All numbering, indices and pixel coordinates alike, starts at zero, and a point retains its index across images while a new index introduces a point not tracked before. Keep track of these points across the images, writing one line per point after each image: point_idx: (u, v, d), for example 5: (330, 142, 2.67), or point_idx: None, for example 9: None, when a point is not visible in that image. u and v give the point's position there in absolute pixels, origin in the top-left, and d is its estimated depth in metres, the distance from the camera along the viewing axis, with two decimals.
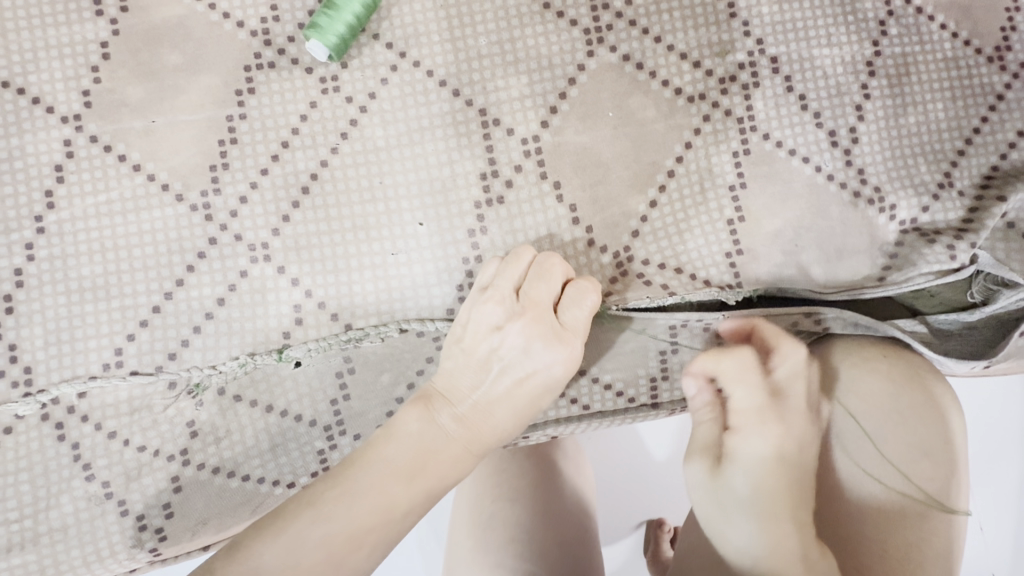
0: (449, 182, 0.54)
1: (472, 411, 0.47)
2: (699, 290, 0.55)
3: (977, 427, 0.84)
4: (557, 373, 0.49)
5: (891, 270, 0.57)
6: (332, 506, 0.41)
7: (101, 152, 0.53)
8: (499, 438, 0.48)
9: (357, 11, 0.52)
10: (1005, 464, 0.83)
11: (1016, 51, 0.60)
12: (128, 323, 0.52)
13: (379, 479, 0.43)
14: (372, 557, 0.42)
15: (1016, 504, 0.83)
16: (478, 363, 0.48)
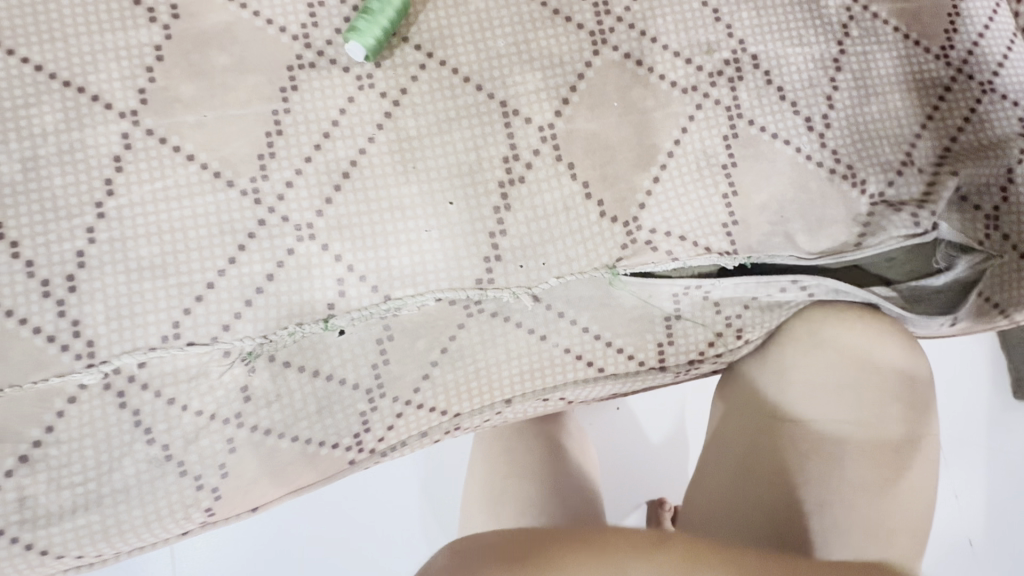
0: (475, 165, 0.60)
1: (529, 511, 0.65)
2: (700, 256, 0.62)
3: (948, 404, 0.95)
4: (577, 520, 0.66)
5: (866, 236, 0.65)
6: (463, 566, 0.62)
7: (158, 143, 0.58)
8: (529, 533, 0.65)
9: (391, 17, 0.59)
10: (974, 435, 0.95)
11: (959, 49, 0.70)
12: (184, 298, 0.56)
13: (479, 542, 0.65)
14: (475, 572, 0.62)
15: (983, 473, 0.94)
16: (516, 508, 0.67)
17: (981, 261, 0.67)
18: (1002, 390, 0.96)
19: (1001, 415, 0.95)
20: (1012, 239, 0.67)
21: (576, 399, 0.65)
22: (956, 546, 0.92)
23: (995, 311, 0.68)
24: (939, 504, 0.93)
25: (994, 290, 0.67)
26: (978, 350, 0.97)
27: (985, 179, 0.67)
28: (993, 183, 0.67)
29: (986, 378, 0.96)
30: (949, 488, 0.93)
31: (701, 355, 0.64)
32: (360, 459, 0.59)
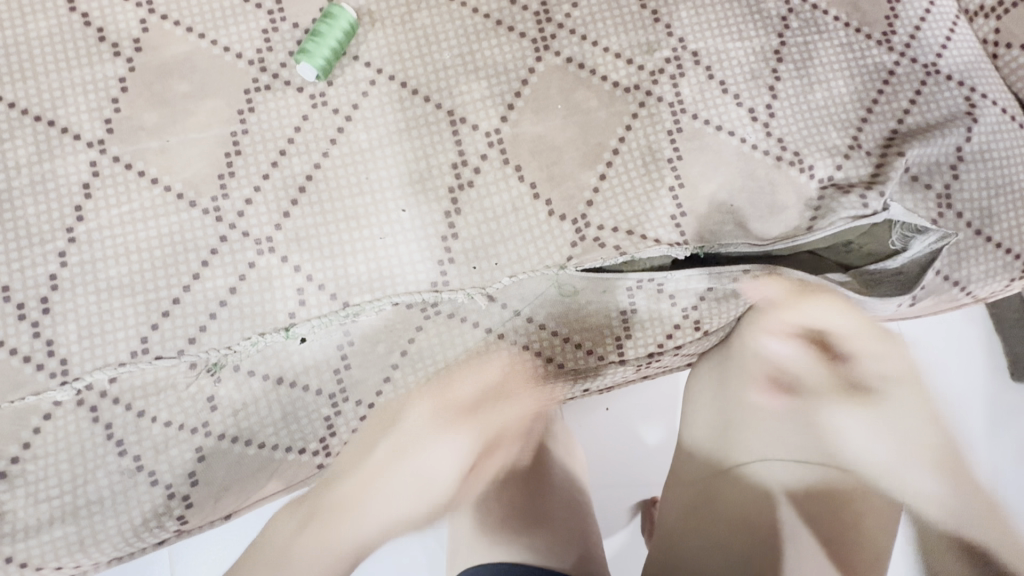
0: (425, 173, 0.62)
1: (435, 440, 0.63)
2: (650, 247, 0.63)
3: (945, 390, 0.94)
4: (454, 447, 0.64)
5: (818, 219, 0.66)
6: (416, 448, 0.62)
7: (124, 170, 0.61)
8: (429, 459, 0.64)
9: (339, 37, 0.62)
10: (972, 418, 0.93)
11: (900, 34, 0.71)
12: (152, 314, 0.59)
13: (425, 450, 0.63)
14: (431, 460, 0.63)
15: (988, 461, 0.92)
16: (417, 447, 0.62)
17: (937, 240, 0.67)
18: (999, 373, 0.94)
19: (1000, 397, 0.94)
20: (966, 216, 0.68)
21: (542, 396, 0.66)
22: None
23: (956, 288, 0.68)
24: None
25: (952, 268, 0.68)
26: (971, 332, 0.95)
27: (935, 159, 0.68)
28: (942, 162, 0.68)
29: (981, 360, 0.94)
30: None
31: (661, 346, 0.65)
32: (327, 463, 0.61)
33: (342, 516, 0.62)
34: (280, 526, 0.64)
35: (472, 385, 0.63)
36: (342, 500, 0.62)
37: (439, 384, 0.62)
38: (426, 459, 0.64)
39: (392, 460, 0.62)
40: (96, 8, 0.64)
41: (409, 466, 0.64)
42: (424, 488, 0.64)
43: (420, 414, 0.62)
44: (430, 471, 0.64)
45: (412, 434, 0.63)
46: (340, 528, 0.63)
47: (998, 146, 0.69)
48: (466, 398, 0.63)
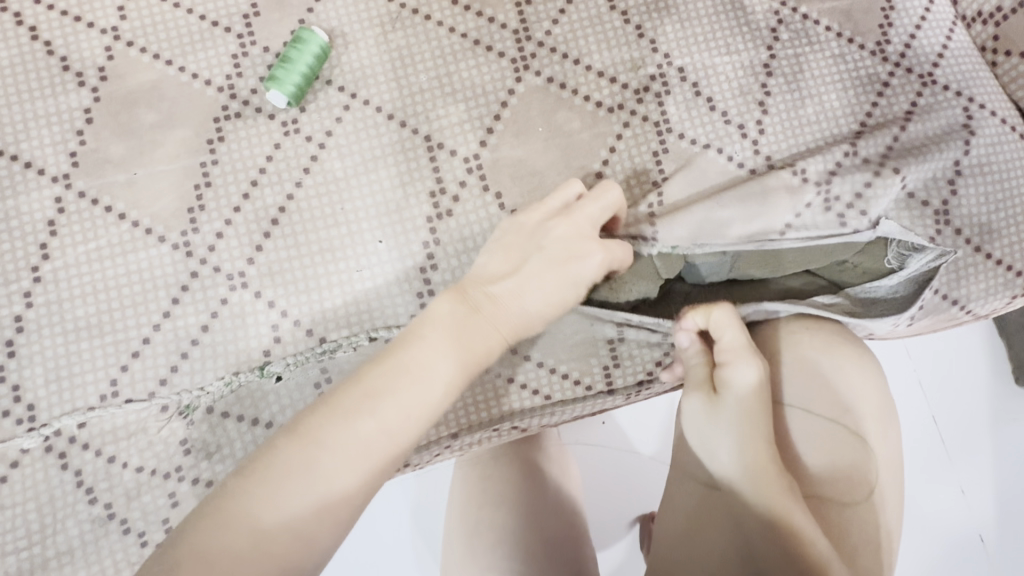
0: (403, 202, 0.60)
1: (373, 421, 0.42)
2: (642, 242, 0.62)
3: (947, 395, 0.89)
4: (387, 410, 0.43)
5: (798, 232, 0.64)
6: (336, 431, 0.41)
7: (90, 205, 0.59)
8: (347, 442, 0.41)
9: (310, 62, 0.60)
10: (975, 422, 0.89)
11: (895, 43, 0.68)
12: (121, 356, 0.57)
13: (362, 433, 0.42)
14: (356, 442, 0.41)
15: (993, 467, 0.87)
16: (341, 419, 0.42)
17: (935, 258, 0.65)
18: (1003, 376, 0.89)
19: (1006, 401, 0.89)
20: (965, 233, 0.65)
21: (529, 427, 0.64)
22: (968, 547, 0.86)
23: (955, 307, 0.66)
24: (946, 501, 0.87)
25: (950, 287, 0.65)
26: (972, 337, 0.91)
27: (932, 174, 0.65)
28: (940, 177, 0.65)
29: (982, 365, 0.90)
30: (953, 485, 0.87)
31: (650, 374, 0.63)
32: None
33: (316, 447, 0.41)
34: (195, 525, 0.39)
35: (524, 279, 0.51)
36: (311, 425, 0.42)
37: (503, 248, 0.54)
38: (463, 352, 0.47)
39: (433, 340, 0.46)
40: (58, 36, 0.62)
41: (430, 357, 0.45)
42: (429, 400, 0.44)
43: (473, 281, 0.52)
44: (459, 366, 0.46)
45: (445, 324, 0.47)
46: (318, 462, 0.40)
47: (999, 159, 0.66)
48: (541, 278, 0.52)
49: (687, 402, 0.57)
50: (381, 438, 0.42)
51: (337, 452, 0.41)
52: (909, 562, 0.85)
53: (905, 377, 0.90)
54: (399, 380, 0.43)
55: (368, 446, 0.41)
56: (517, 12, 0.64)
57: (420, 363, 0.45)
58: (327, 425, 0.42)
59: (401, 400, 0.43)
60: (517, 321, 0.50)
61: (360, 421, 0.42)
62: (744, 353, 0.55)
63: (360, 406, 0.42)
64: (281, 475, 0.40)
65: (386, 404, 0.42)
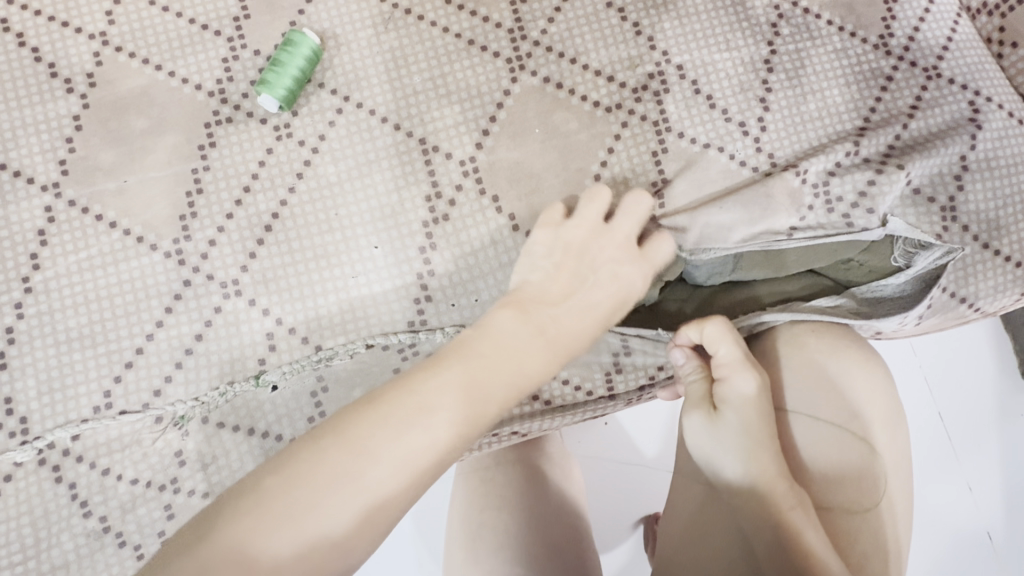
0: (398, 207, 0.59)
1: (422, 435, 0.41)
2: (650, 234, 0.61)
3: (953, 391, 0.88)
4: (438, 424, 0.41)
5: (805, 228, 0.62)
6: (385, 442, 0.40)
7: (80, 214, 0.58)
8: (394, 455, 0.40)
9: (301, 65, 0.59)
10: (982, 419, 0.87)
11: (898, 36, 0.67)
12: (114, 366, 0.56)
13: (410, 445, 0.41)
14: (404, 456, 0.40)
15: (1000, 463, 0.86)
16: (392, 430, 0.41)
17: (943, 255, 0.63)
18: (1010, 371, 0.88)
19: (1014, 397, 0.87)
20: (972, 229, 0.64)
21: (530, 433, 0.63)
22: (975, 545, 0.84)
23: (963, 305, 0.65)
24: (953, 498, 0.86)
25: (958, 285, 0.64)
26: (979, 332, 0.89)
27: (938, 169, 0.64)
28: (946, 172, 0.64)
29: (990, 360, 0.88)
30: (959, 482, 0.86)
31: (652, 379, 0.62)
32: None
33: (360, 456, 0.40)
34: (232, 514, 0.39)
35: (578, 300, 0.52)
36: (356, 432, 0.41)
37: (553, 262, 0.54)
38: (514, 372, 0.46)
39: (482, 357, 0.45)
40: (46, 42, 0.61)
41: (481, 373, 0.44)
42: (473, 418, 0.43)
43: (526, 295, 0.51)
44: (508, 384, 0.45)
45: (497, 339, 0.46)
46: (361, 471, 0.39)
47: (1005, 154, 0.64)
48: (591, 304, 0.52)
49: (687, 419, 0.56)
50: (424, 454, 0.41)
51: (381, 464, 0.40)
52: (917, 561, 0.84)
53: (910, 372, 0.89)
54: (453, 397, 0.42)
55: (414, 462, 0.41)
56: (511, 11, 0.63)
57: (474, 381, 0.43)
58: (378, 433, 0.40)
59: (451, 418, 0.42)
60: (569, 343, 0.49)
61: (410, 433, 0.41)
62: (736, 369, 0.54)
63: (413, 418, 0.41)
64: (320, 478, 0.39)
65: (432, 419, 0.41)
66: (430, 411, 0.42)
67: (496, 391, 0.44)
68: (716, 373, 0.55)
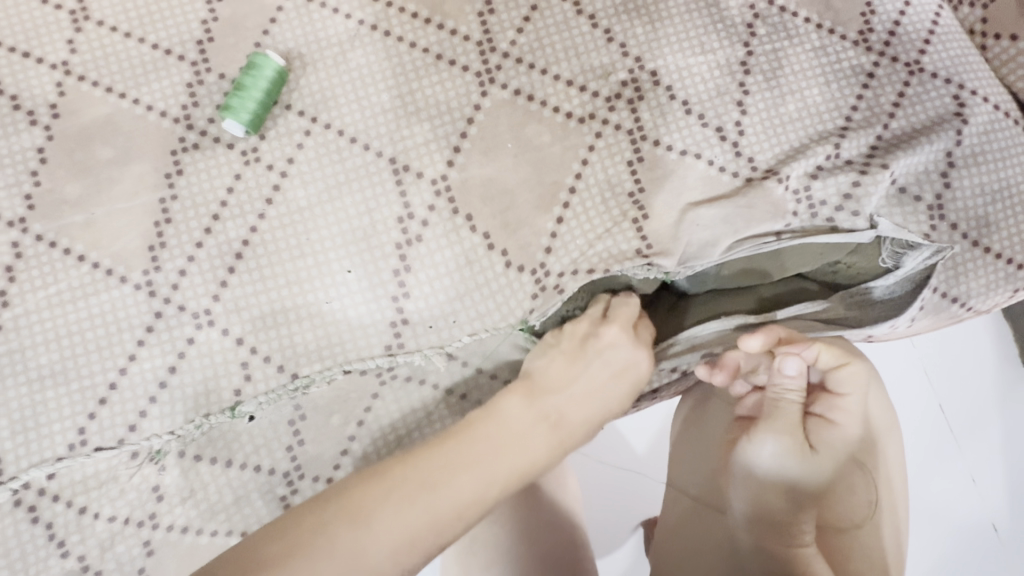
0: (369, 229, 0.58)
1: (424, 509, 0.43)
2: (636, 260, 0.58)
3: (952, 382, 0.86)
4: (442, 501, 0.43)
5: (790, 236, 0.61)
6: (387, 514, 0.42)
7: (48, 248, 0.57)
8: (388, 531, 0.41)
9: (265, 88, 0.58)
10: (983, 408, 0.85)
11: (878, 31, 0.65)
12: (87, 403, 0.55)
13: (411, 521, 0.42)
14: (403, 532, 0.42)
15: (1003, 453, 0.84)
16: (396, 499, 0.43)
17: (931, 255, 0.62)
18: (1009, 360, 0.86)
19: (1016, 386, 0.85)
20: (961, 227, 0.62)
21: None
22: (980, 537, 0.82)
23: (955, 305, 0.63)
24: (956, 489, 0.83)
25: (949, 284, 0.62)
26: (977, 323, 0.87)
27: (923, 167, 0.62)
28: (931, 170, 0.62)
29: (988, 350, 0.86)
30: (962, 472, 0.83)
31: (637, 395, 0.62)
32: None
33: (361, 522, 0.41)
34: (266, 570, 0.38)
35: (584, 386, 0.53)
36: (365, 500, 0.43)
37: (560, 350, 0.55)
38: (518, 457, 0.48)
39: (485, 434, 0.48)
40: (7, 73, 0.60)
41: (485, 449, 0.47)
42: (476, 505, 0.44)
43: (535, 378, 0.53)
44: (507, 463, 0.47)
45: (503, 421, 0.49)
46: (356, 543, 0.41)
47: (992, 148, 0.63)
48: (591, 395, 0.53)
49: (771, 438, 0.58)
50: (422, 531, 0.42)
51: (378, 538, 0.41)
52: (919, 555, 0.82)
53: (909, 364, 0.86)
54: (453, 479, 0.44)
55: (413, 538, 0.42)
56: (479, 23, 0.61)
57: (471, 459, 0.46)
58: (380, 502, 0.43)
59: (451, 500, 0.44)
60: (572, 429, 0.52)
61: (407, 511, 0.42)
62: (855, 418, 0.58)
63: (418, 498, 0.43)
64: (322, 546, 0.40)
65: (434, 498, 0.43)
66: (447, 488, 0.44)
67: (496, 470, 0.46)
68: (828, 413, 0.58)
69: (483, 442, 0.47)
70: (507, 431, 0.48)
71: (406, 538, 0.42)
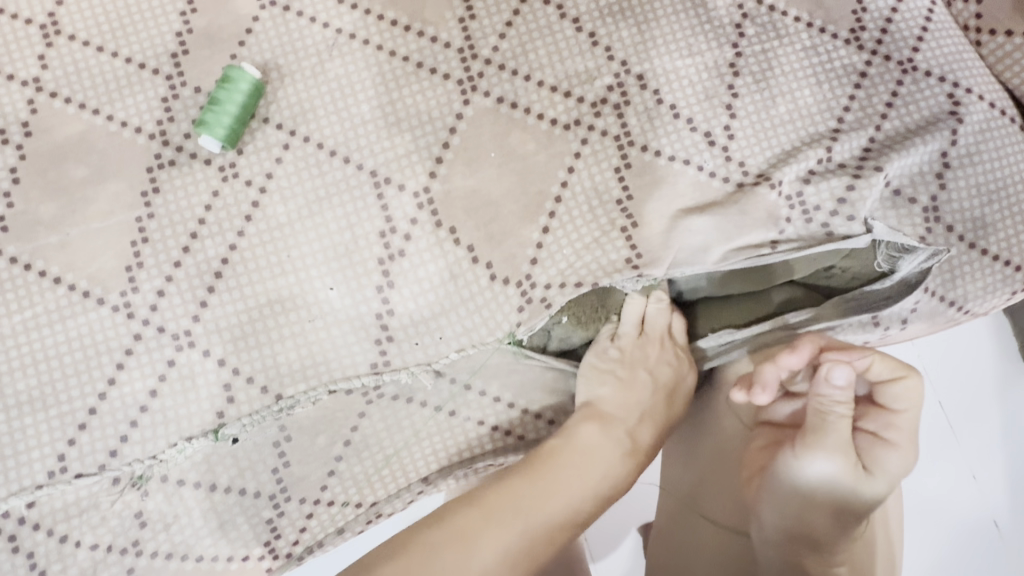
0: (351, 244, 0.57)
1: (518, 539, 0.46)
2: (625, 273, 0.58)
3: (950, 375, 0.82)
4: (536, 524, 0.47)
5: (780, 242, 0.60)
6: (487, 539, 0.46)
7: (23, 271, 0.56)
8: (487, 562, 0.45)
9: (241, 101, 0.56)
10: (983, 402, 0.82)
11: (870, 29, 0.63)
12: (67, 429, 0.54)
13: (513, 546, 0.46)
14: (498, 564, 0.45)
15: (1004, 447, 0.81)
16: (495, 524, 0.47)
17: (928, 258, 0.60)
18: (1008, 352, 0.83)
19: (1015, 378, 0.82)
20: (957, 229, 0.61)
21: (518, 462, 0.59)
22: (983, 535, 0.79)
23: (952, 308, 0.62)
24: (956, 484, 0.80)
25: (946, 287, 0.61)
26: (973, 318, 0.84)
27: (917, 168, 0.61)
28: (926, 170, 0.61)
29: (987, 343, 0.83)
30: (961, 467, 0.80)
31: None
32: (277, 565, 0.56)
33: (465, 548, 0.45)
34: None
35: (644, 411, 0.58)
36: (466, 526, 0.47)
37: (618, 375, 0.58)
38: (596, 473, 0.53)
39: (562, 468, 0.52)
40: None
41: (568, 479, 0.51)
42: (567, 523, 0.49)
43: (605, 409, 0.57)
44: (586, 490, 0.51)
45: (581, 450, 0.53)
46: (468, 561, 0.44)
47: (987, 147, 0.61)
48: (653, 418, 0.58)
49: (824, 458, 0.52)
50: (517, 555, 0.46)
51: (486, 558, 0.45)
52: (915, 556, 0.79)
53: (906, 359, 0.83)
54: (541, 510, 0.48)
55: (515, 561, 0.46)
56: (461, 29, 0.60)
57: (555, 487, 0.50)
58: (476, 530, 0.46)
59: (543, 522, 0.48)
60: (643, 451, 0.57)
61: (501, 539, 0.46)
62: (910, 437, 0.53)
63: (513, 527, 0.47)
64: (445, 564, 0.44)
65: (524, 529, 0.47)
66: (539, 515, 0.48)
67: (579, 497, 0.51)
68: (883, 430, 0.53)
69: (565, 471, 0.51)
70: (586, 462, 0.53)
71: (512, 559, 0.46)
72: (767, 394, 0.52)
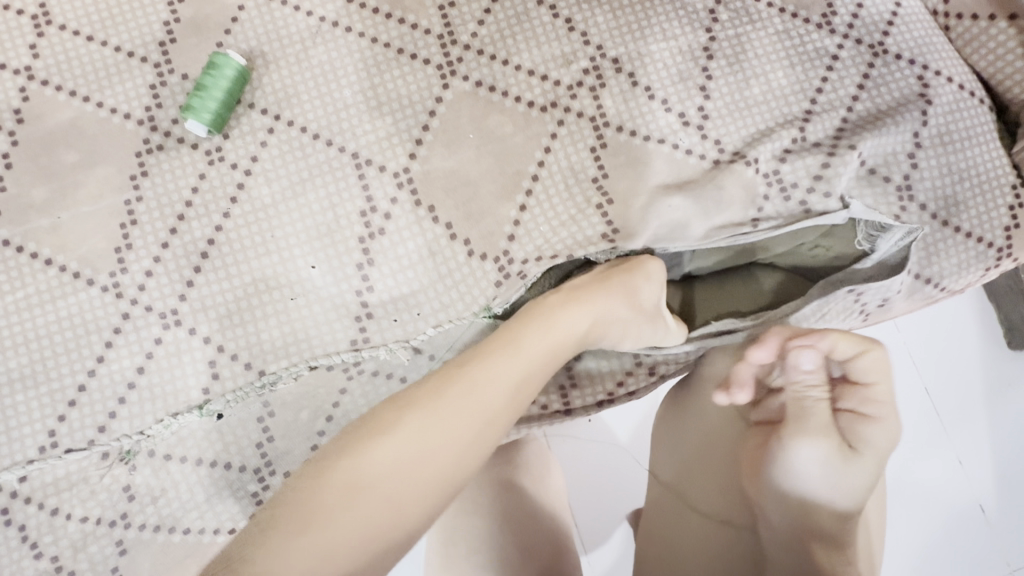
0: (333, 224, 0.58)
1: (463, 398, 0.41)
2: (599, 244, 0.59)
3: (936, 366, 0.81)
4: (487, 391, 0.42)
5: (760, 221, 0.61)
6: (427, 404, 0.41)
7: (16, 254, 0.57)
8: (425, 423, 0.40)
9: (226, 87, 0.58)
10: (970, 392, 0.81)
11: (842, 14, 0.64)
12: (58, 405, 0.55)
13: (458, 408, 0.41)
14: (440, 420, 0.40)
15: (993, 437, 0.80)
16: (437, 388, 0.42)
17: (904, 236, 0.61)
18: (995, 342, 0.82)
19: (1004, 369, 0.81)
20: (930, 207, 0.61)
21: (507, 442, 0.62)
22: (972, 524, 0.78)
23: (929, 286, 0.63)
24: (944, 474, 0.79)
25: (923, 265, 0.62)
26: (963, 306, 0.83)
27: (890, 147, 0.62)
28: (900, 150, 0.62)
29: (974, 333, 0.82)
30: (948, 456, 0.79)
31: (611, 395, 0.62)
32: None
33: (405, 415, 0.40)
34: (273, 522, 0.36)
35: (605, 279, 0.55)
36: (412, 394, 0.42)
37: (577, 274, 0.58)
38: (562, 337, 0.49)
39: (517, 331, 0.48)
40: None
41: (525, 341, 0.47)
42: (524, 386, 0.44)
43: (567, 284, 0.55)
44: (545, 349, 0.47)
45: (536, 313, 0.50)
46: (399, 434, 0.39)
47: (958, 128, 0.62)
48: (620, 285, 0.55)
49: (803, 440, 0.53)
50: (463, 417, 0.41)
51: (422, 425, 0.40)
52: (902, 544, 0.78)
53: (893, 350, 0.82)
54: (492, 370, 0.44)
55: (465, 423, 0.41)
56: (440, 16, 0.61)
57: (510, 348, 0.46)
58: (418, 394, 0.42)
59: (496, 386, 0.43)
60: (612, 306, 0.53)
61: (446, 398, 0.41)
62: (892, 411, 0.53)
63: (458, 385, 0.42)
64: (371, 442, 0.39)
65: (473, 390, 0.42)
66: (492, 374, 0.43)
67: (538, 354, 0.46)
68: (861, 406, 0.53)
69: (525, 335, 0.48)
70: (545, 325, 0.49)
71: (458, 421, 0.40)
72: (743, 391, 0.55)
